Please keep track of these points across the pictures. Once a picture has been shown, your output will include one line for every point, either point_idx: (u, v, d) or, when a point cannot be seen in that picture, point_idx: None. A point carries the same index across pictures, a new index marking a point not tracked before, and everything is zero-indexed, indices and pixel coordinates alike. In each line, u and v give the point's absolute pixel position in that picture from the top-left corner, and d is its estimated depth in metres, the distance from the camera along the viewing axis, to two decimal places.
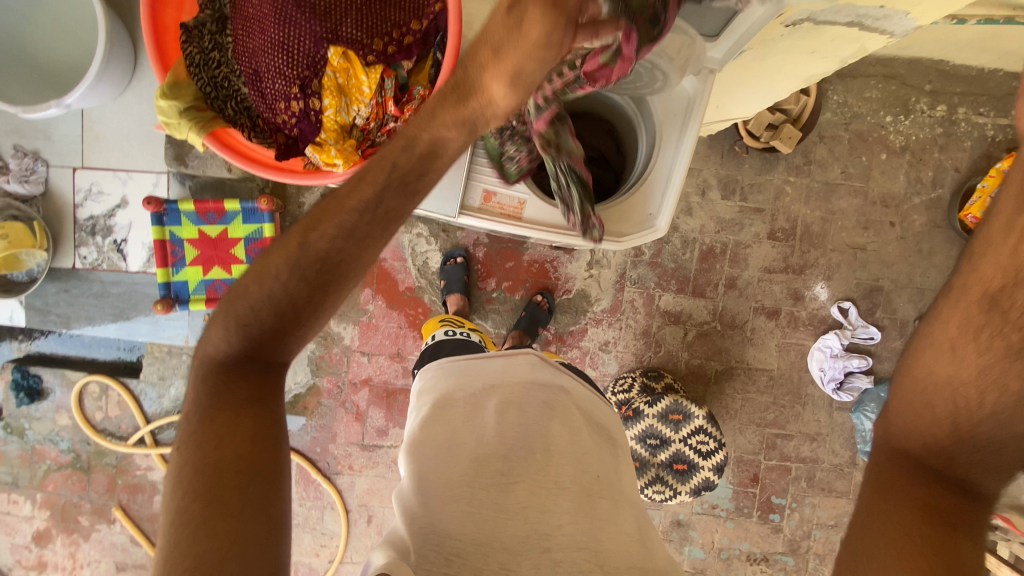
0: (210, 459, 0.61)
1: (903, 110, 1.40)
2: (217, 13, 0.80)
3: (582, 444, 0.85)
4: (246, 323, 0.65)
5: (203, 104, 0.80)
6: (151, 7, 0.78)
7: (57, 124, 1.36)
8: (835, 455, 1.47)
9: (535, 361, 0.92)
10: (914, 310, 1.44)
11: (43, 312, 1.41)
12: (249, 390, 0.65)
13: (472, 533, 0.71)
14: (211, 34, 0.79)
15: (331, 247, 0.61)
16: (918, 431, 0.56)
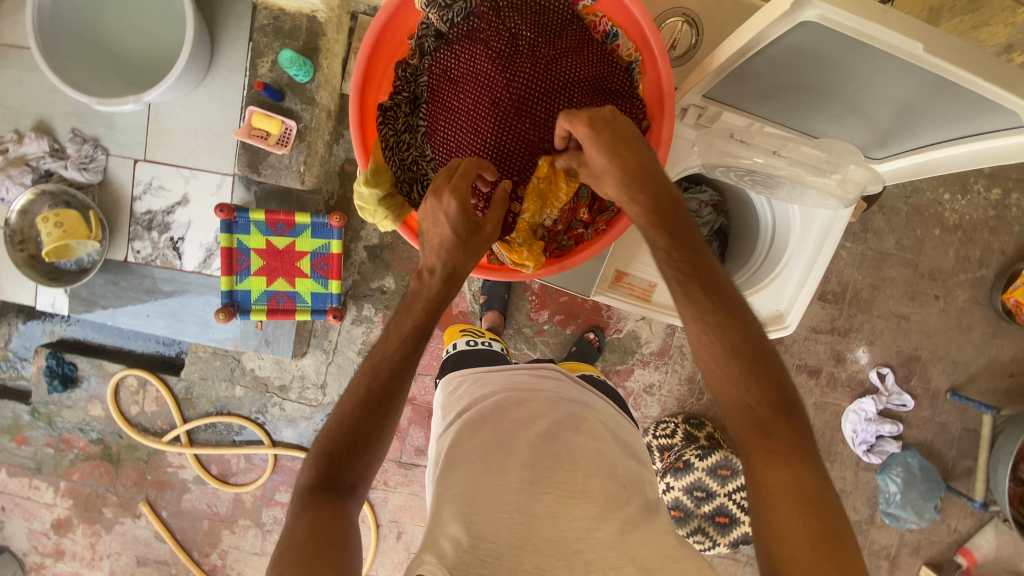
0: (297, 546, 0.63)
1: (960, 189, 1.45)
2: (412, 94, 0.87)
3: (612, 453, 0.84)
4: (322, 459, 0.72)
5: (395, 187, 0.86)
6: (360, 87, 0.84)
7: (122, 114, 1.31)
8: (856, 512, 1.53)
9: (562, 378, 0.98)
10: (947, 381, 1.50)
11: (88, 302, 1.38)
12: (326, 503, 0.69)
13: (503, 536, 0.69)
14: (405, 115, 0.86)
15: (388, 379, 0.75)
16: (721, 391, 0.70)
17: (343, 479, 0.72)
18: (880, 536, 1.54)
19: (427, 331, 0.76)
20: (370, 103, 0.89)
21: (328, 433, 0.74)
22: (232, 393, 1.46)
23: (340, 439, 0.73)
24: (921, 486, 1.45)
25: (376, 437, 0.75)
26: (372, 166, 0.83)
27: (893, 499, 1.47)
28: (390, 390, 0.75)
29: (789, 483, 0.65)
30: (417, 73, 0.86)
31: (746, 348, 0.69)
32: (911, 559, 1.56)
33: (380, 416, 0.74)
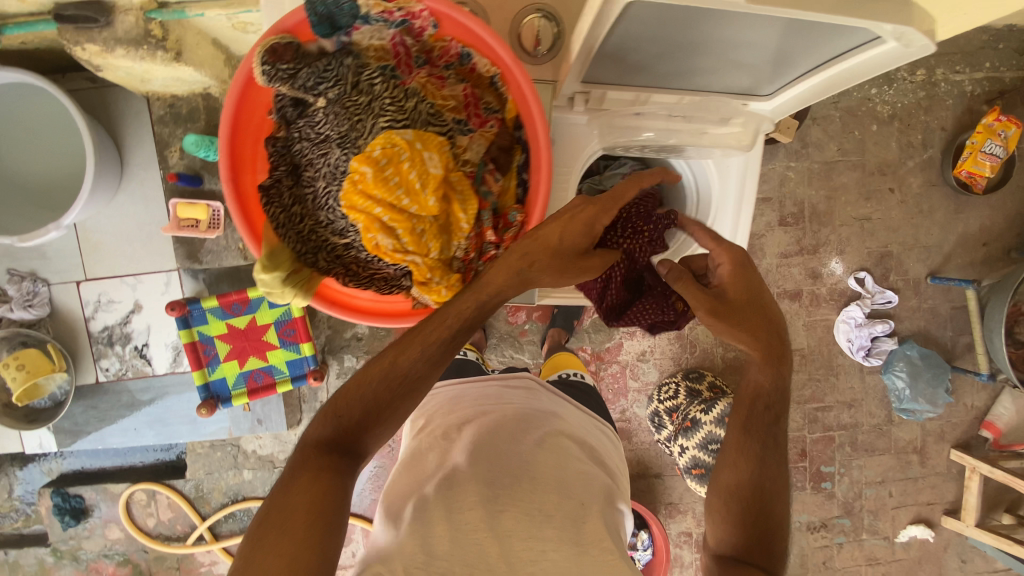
0: (282, 510, 0.60)
1: (885, 80, 1.45)
2: (290, 165, 0.67)
3: (577, 463, 0.85)
4: (333, 417, 0.69)
5: (299, 264, 0.67)
6: (231, 178, 0.68)
7: (51, 241, 1.29)
8: (873, 416, 1.55)
9: (532, 386, 1.00)
10: (924, 268, 1.51)
11: (74, 433, 1.36)
12: (330, 461, 0.65)
13: (449, 560, 0.68)
14: (289, 189, 0.66)
15: (422, 366, 0.70)
16: (715, 515, 0.80)
17: (356, 443, 0.68)
18: (903, 432, 1.56)
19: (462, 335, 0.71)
20: (247, 188, 0.70)
21: (352, 392, 0.70)
22: (241, 479, 1.45)
23: (352, 405, 0.69)
24: (926, 375, 1.47)
25: (391, 420, 0.70)
26: (267, 250, 0.65)
27: (904, 395, 1.48)
28: (410, 387, 0.70)
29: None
30: (286, 143, 0.67)
31: (748, 497, 0.78)
32: (938, 446, 1.57)
33: (409, 395, 0.70)
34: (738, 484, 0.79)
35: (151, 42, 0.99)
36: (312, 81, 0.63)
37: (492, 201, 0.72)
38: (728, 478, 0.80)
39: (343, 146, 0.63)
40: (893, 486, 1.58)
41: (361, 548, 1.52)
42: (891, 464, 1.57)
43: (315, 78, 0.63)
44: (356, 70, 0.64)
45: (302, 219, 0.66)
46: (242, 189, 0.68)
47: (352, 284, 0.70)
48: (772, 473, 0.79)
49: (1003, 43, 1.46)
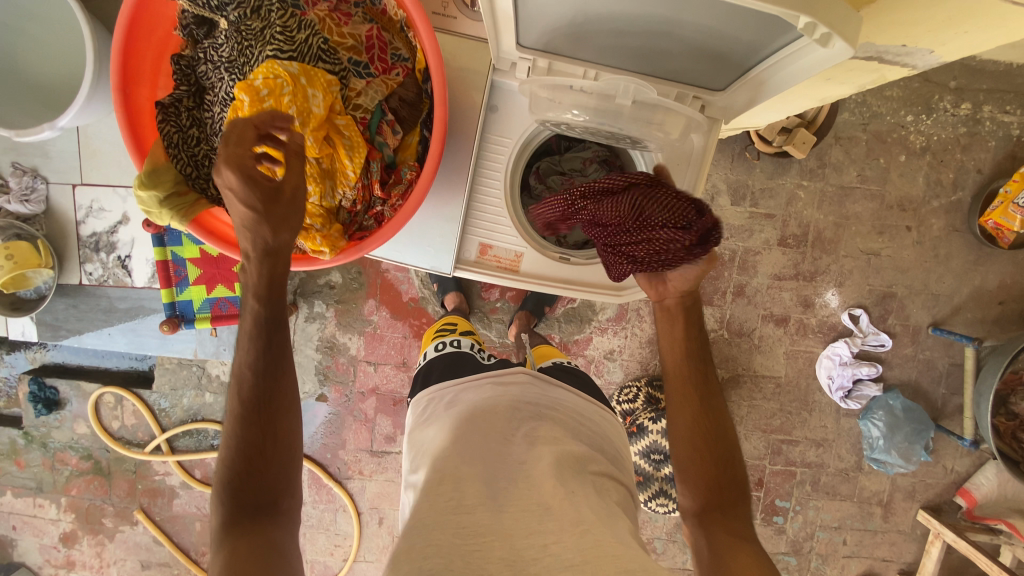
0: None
1: (924, 109, 1.34)
2: (193, 87, 0.81)
3: (573, 454, 0.81)
4: (227, 486, 0.70)
5: (184, 186, 0.78)
6: (123, 90, 0.80)
7: (53, 141, 1.34)
8: (841, 460, 1.47)
9: (528, 381, 0.95)
10: (928, 317, 1.41)
11: (54, 327, 1.43)
12: (246, 531, 0.68)
13: (457, 560, 0.61)
14: (188, 111, 0.79)
15: (258, 387, 0.72)
16: (685, 475, 0.81)
17: (256, 493, 0.71)
18: (870, 483, 1.49)
19: (274, 318, 0.74)
20: (145, 102, 0.84)
21: (229, 457, 0.72)
22: (202, 400, 1.51)
23: (235, 456, 0.71)
24: (905, 429, 1.38)
25: (280, 460, 0.73)
26: (148, 167, 0.75)
27: (877, 444, 1.41)
28: (263, 397, 0.72)
29: (753, 563, 0.70)
30: (192, 64, 0.80)
31: (718, 460, 0.80)
32: (905, 503, 1.50)
33: (274, 421, 0.73)
34: (686, 431, 0.82)
35: None
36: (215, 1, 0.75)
37: (387, 152, 0.82)
38: (680, 432, 0.83)
39: (232, 71, 0.75)
40: (848, 534, 1.51)
41: (304, 488, 1.56)
42: (852, 512, 1.50)
43: (220, 1, 0.76)
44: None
45: (197, 143, 0.79)
46: (135, 102, 0.81)
47: None
48: (715, 417, 0.83)
49: None
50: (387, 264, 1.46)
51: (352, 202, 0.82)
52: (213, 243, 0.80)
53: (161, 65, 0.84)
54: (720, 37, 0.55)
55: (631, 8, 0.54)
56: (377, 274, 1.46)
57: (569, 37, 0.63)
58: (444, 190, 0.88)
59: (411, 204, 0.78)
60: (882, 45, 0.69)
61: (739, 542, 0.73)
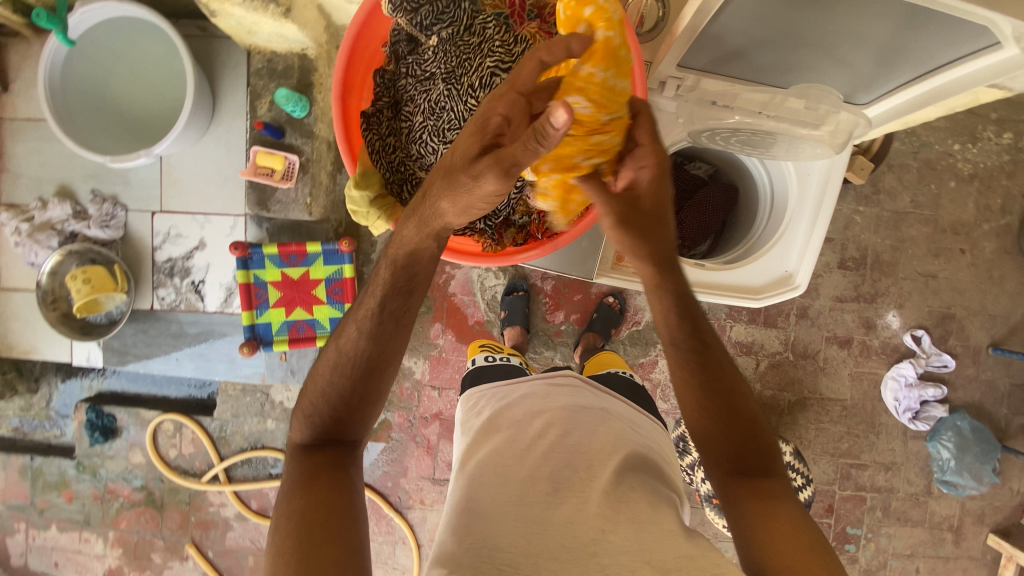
0: (294, 517, 0.67)
1: (970, 138, 1.41)
2: (394, 99, 0.81)
3: (626, 449, 0.84)
4: (310, 428, 0.76)
5: (385, 190, 0.82)
6: (341, 100, 0.81)
7: (137, 170, 1.38)
8: (911, 484, 1.46)
9: (579, 386, 0.98)
10: (986, 337, 1.44)
11: (121, 353, 1.43)
12: (324, 465, 0.73)
13: (521, 545, 0.69)
14: (387, 120, 0.80)
15: (362, 348, 0.74)
16: (703, 445, 0.80)
17: (341, 429, 0.76)
18: (940, 507, 1.47)
19: (413, 275, 0.73)
20: (353, 111, 0.86)
21: (319, 396, 0.77)
22: (263, 427, 1.49)
23: (321, 405, 0.76)
24: (974, 450, 1.39)
25: (360, 411, 0.77)
26: (360, 170, 0.81)
27: (948, 466, 1.40)
28: (371, 361, 0.74)
29: (784, 523, 0.69)
30: (394, 79, 0.81)
31: (740, 424, 0.79)
32: (976, 528, 1.48)
33: (368, 379, 0.75)
34: (691, 406, 0.81)
35: None
36: (429, 19, 0.75)
37: None
38: (691, 408, 0.81)
39: (446, 82, 0.72)
40: (921, 562, 1.48)
41: None
42: (924, 538, 1.48)
43: (431, 20, 0.75)
44: (470, 15, 0.75)
45: (393, 151, 0.79)
46: (348, 109, 0.83)
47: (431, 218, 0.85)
48: (728, 382, 0.81)
49: None
50: (454, 288, 1.48)
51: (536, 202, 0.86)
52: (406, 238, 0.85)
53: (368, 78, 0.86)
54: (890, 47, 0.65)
55: (813, 24, 0.64)
56: (444, 298, 1.48)
57: (737, 55, 0.73)
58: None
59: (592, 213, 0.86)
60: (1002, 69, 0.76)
61: (773, 503, 0.72)
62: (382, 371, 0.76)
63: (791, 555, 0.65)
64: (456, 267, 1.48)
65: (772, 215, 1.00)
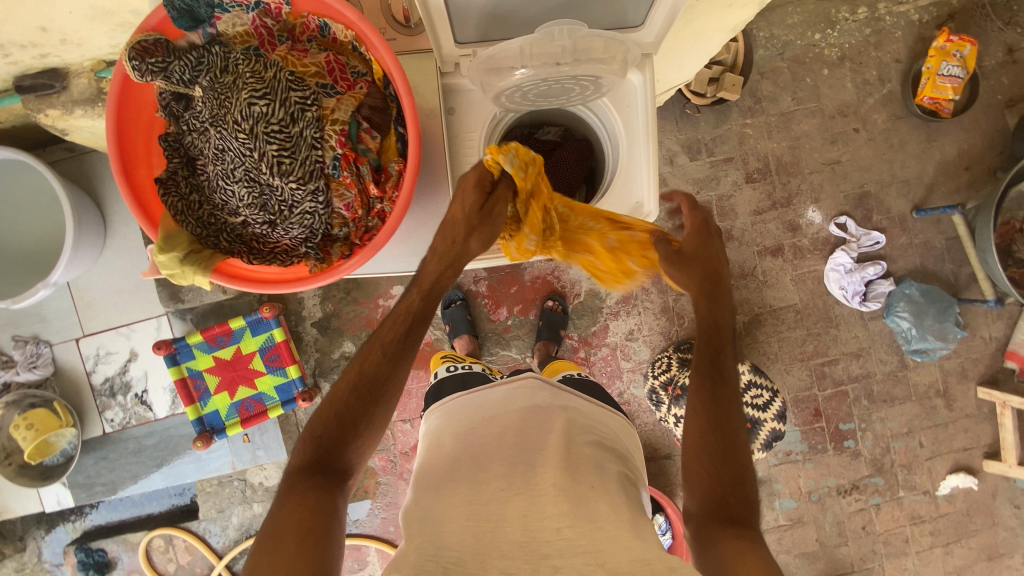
0: (274, 532, 0.61)
1: (827, 24, 1.45)
2: (185, 157, 0.77)
3: (608, 463, 0.79)
4: (312, 445, 0.71)
5: (198, 245, 0.77)
6: (123, 172, 0.76)
7: (49, 303, 1.38)
8: (885, 363, 1.47)
9: (539, 386, 0.87)
10: (907, 203, 1.46)
11: (88, 486, 1.40)
12: (313, 484, 0.67)
13: (468, 545, 0.65)
14: (186, 179, 0.76)
15: (378, 367, 0.73)
16: (693, 484, 0.76)
17: (339, 446, 0.71)
18: (921, 377, 1.48)
19: (424, 314, 0.77)
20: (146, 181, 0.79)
21: (324, 412, 0.73)
22: (252, 513, 1.46)
23: (328, 423, 0.72)
24: (931, 312, 1.40)
25: (368, 432, 0.73)
26: (162, 233, 0.74)
27: (912, 335, 1.41)
28: (378, 381, 0.73)
29: (755, 559, 0.62)
30: (180, 138, 0.76)
31: (730, 468, 0.74)
32: (963, 386, 1.49)
33: (376, 402, 0.73)
34: (699, 431, 0.77)
35: (105, 99, 1.07)
36: (187, 74, 0.70)
37: (371, 157, 0.77)
38: (692, 431, 0.78)
39: (218, 127, 0.71)
40: (922, 435, 1.48)
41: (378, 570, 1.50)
42: (916, 412, 1.48)
43: (191, 73, 0.71)
44: (224, 57, 0.72)
45: (200, 206, 0.77)
46: (136, 181, 0.77)
47: (255, 260, 0.78)
48: (729, 429, 0.77)
49: None
50: None
51: (350, 209, 0.76)
52: (235, 285, 0.76)
53: (153, 142, 0.79)
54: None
55: None
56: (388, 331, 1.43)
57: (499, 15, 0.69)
58: (427, 202, 0.84)
59: (405, 195, 0.72)
60: None
61: (748, 543, 0.66)
62: (381, 403, 0.74)
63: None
64: (389, 298, 1.43)
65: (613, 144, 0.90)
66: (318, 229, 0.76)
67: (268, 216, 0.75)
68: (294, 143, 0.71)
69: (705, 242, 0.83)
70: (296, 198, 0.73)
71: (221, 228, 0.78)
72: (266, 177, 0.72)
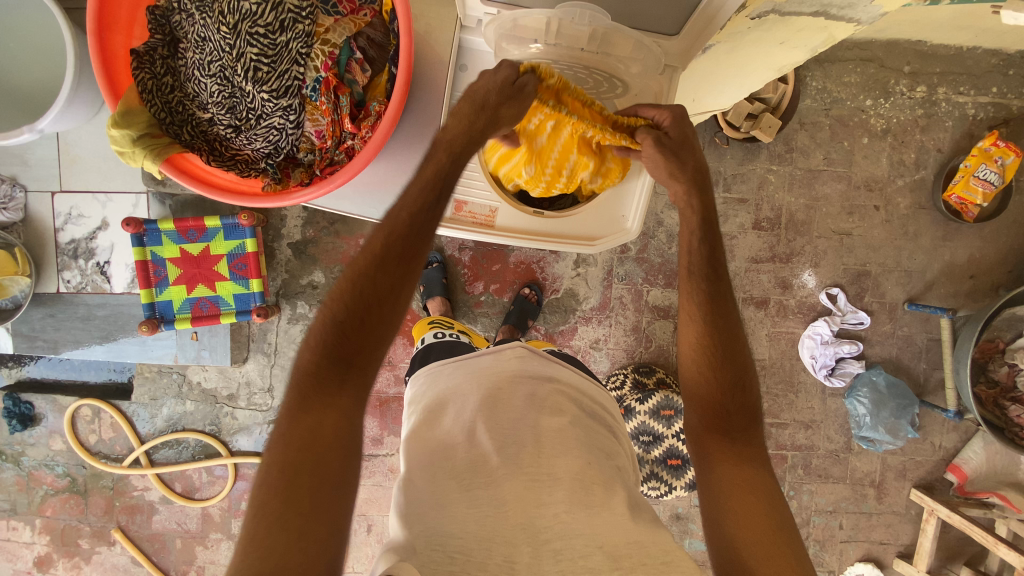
0: (296, 450, 0.61)
1: (882, 93, 1.40)
2: (168, 36, 0.79)
3: (600, 438, 0.83)
4: (327, 342, 0.67)
5: (158, 131, 0.77)
6: (99, 35, 0.77)
7: (33, 149, 1.34)
8: (831, 441, 1.47)
9: (525, 355, 0.89)
10: (903, 293, 1.44)
11: (29, 338, 1.40)
12: (327, 395, 0.65)
13: (471, 531, 0.67)
14: (163, 59, 0.78)
15: (402, 251, 0.69)
16: (693, 397, 0.77)
17: (349, 355, 0.67)
18: (861, 463, 1.48)
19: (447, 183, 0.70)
20: (121, 50, 0.80)
21: (338, 307, 0.69)
22: (183, 409, 1.47)
23: (340, 310, 0.68)
24: (891, 405, 1.39)
25: (383, 325, 0.70)
26: (122, 107, 0.74)
27: (864, 422, 1.41)
28: (400, 265, 0.69)
29: (757, 494, 0.67)
30: (167, 14, 0.78)
31: (728, 373, 0.75)
32: (898, 484, 1.49)
33: (390, 295, 0.70)
34: (696, 352, 0.76)
35: None
36: None
37: (357, 90, 0.80)
38: (690, 358, 0.76)
39: (204, 14, 0.74)
40: (844, 518, 1.50)
41: None
42: (846, 494, 1.49)
43: None
44: None
45: (171, 90, 0.78)
46: (110, 47, 0.78)
47: (212, 161, 0.78)
48: (731, 335, 0.76)
49: (1014, 69, 1.40)
50: None
51: (320, 136, 0.79)
52: (182, 180, 0.76)
53: (137, 13, 0.81)
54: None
55: None
56: None
57: None
58: (410, 153, 0.89)
59: (378, 137, 0.75)
60: None
61: (748, 464, 0.70)
62: (399, 287, 0.70)
63: (765, 521, 0.65)
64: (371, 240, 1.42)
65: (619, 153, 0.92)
66: (284, 146, 0.79)
67: (235, 121, 0.78)
68: (277, 52, 0.74)
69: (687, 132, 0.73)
70: (266, 109, 0.76)
71: (187, 119, 0.79)
72: (240, 78, 0.74)
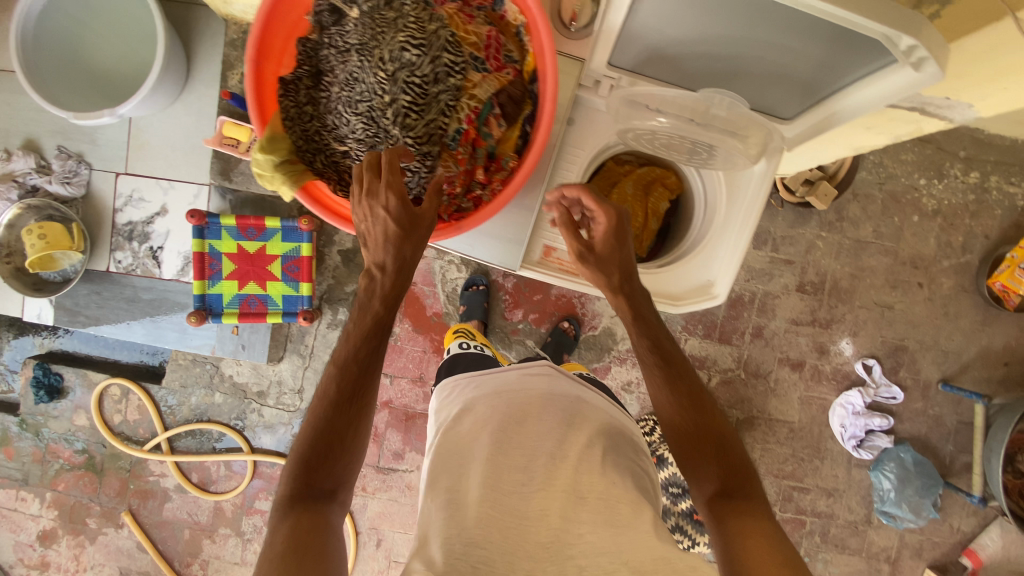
0: (278, 558, 0.62)
1: (936, 174, 1.42)
2: (314, 68, 0.81)
3: (631, 455, 0.78)
4: (302, 466, 0.70)
5: (295, 157, 0.81)
6: (256, 64, 0.81)
7: (105, 130, 1.37)
8: (851, 512, 1.47)
9: (553, 373, 0.85)
10: (937, 372, 1.45)
11: (72, 312, 1.41)
12: (309, 509, 0.67)
13: (495, 541, 0.64)
14: (306, 89, 0.80)
15: (353, 381, 0.74)
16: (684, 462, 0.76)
17: (324, 481, 0.70)
18: (879, 538, 1.47)
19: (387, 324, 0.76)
20: (270, 77, 0.85)
21: (306, 438, 0.72)
22: (211, 400, 1.48)
23: (308, 436, 0.72)
24: (916, 483, 1.39)
25: (348, 443, 0.73)
26: (268, 134, 0.80)
27: (888, 497, 1.41)
28: (357, 392, 0.74)
29: (762, 539, 0.65)
30: (316, 47, 0.81)
31: (716, 438, 0.76)
32: (914, 562, 1.48)
33: (356, 417, 0.74)
34: (673, 421, 0.78)
35: None
36: None
37: (490, 142, 0.84)
38: (671, 420, 0.78)
39: (361, 54, 0.75)
40: None
41: None
42: (860, 567, 1.48)
43: None
44: None
45: (310, 120, 0.80)
46: (262, 75, 0.82)
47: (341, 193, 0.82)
48: (705, 404, 0.78)
49: None
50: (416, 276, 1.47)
51: (450, 182, 0.82)
52: (314, 209, 0.82)
53: (290, 43, 0.85)
54: (829, 57, 0.61)
55: (733, 24, 0.62)
56: None
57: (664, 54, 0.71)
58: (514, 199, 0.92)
59: (507, 194, 0.82)
60: (928, 96, 0.74)
61: (753, 520, 0.68)
62: (358, 408, 0.74)
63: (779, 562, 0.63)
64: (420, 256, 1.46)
65: (707, 216, 0.95)
66: (414, 188, 0.81)
67: None
68: (427, 102, 0.76)
69: (619, 241, 0.78)
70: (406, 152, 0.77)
71: (320, 148, 0.81)
72: (387, 121, 0.75)
